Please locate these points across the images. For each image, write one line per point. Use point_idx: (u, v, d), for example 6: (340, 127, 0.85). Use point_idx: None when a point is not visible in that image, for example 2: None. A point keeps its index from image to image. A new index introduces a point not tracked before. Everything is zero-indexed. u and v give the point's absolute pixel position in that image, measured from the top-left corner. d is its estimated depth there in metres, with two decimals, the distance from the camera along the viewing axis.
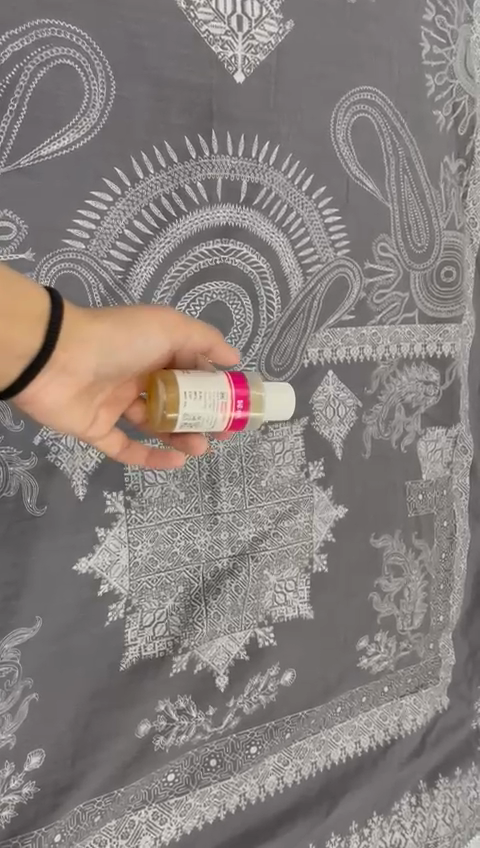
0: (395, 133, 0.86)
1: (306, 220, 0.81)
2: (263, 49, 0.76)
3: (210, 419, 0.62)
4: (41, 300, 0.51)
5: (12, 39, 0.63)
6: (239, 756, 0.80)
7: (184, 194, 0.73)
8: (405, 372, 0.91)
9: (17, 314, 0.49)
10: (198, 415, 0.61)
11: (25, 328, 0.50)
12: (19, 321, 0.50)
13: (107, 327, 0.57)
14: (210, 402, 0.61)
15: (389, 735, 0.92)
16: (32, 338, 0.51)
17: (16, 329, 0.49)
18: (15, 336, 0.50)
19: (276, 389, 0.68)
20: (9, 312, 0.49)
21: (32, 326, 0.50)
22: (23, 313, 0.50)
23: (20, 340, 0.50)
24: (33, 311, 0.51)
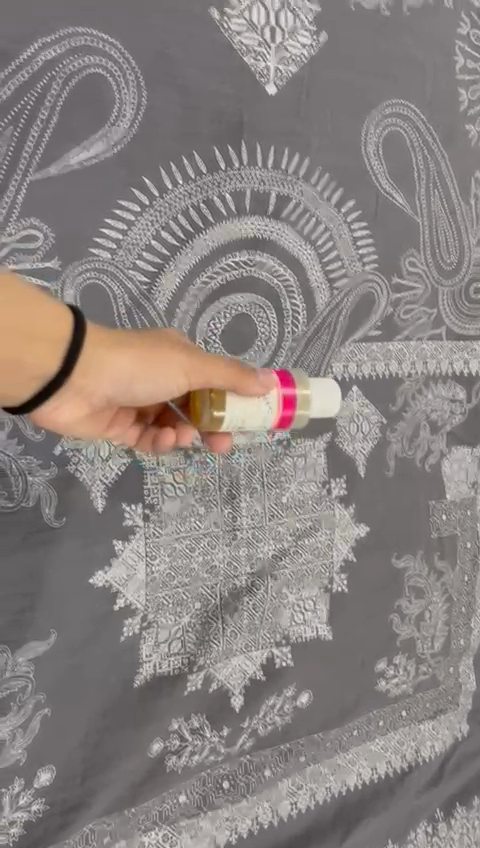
0: (426, 147, 0.85)
1: (334, 234, 0.80)
2: (296, 60, 0.75)
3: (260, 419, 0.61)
4: (66, 321, 0.48)
5: (44, 47, 0.63)
6: (252, 778, 0.78)
7: (212, 205, 0.72)
8: (430, 390, 0.89)
9: (37, 337, 0.46)
10: (245, 417, 0.60)
11: (45, 351, 0.47)
12: (39, 344, 0.46)
13: (130, 359, 0.53)
14: (256, 407, 0.60)
15: (406, 762, 0.90)
16: (50, 359, 0.48)
17: (35, 353, 0.46)
18: (32, 359, 0.47)
19: (328, 387, 0.65)
20: (30, 336, 0.46)
21: (50, 349, 0.47)
22: (43, 337, 0.46)
23: (37, 363, 0.47)
24: (54, 332, 0.47)
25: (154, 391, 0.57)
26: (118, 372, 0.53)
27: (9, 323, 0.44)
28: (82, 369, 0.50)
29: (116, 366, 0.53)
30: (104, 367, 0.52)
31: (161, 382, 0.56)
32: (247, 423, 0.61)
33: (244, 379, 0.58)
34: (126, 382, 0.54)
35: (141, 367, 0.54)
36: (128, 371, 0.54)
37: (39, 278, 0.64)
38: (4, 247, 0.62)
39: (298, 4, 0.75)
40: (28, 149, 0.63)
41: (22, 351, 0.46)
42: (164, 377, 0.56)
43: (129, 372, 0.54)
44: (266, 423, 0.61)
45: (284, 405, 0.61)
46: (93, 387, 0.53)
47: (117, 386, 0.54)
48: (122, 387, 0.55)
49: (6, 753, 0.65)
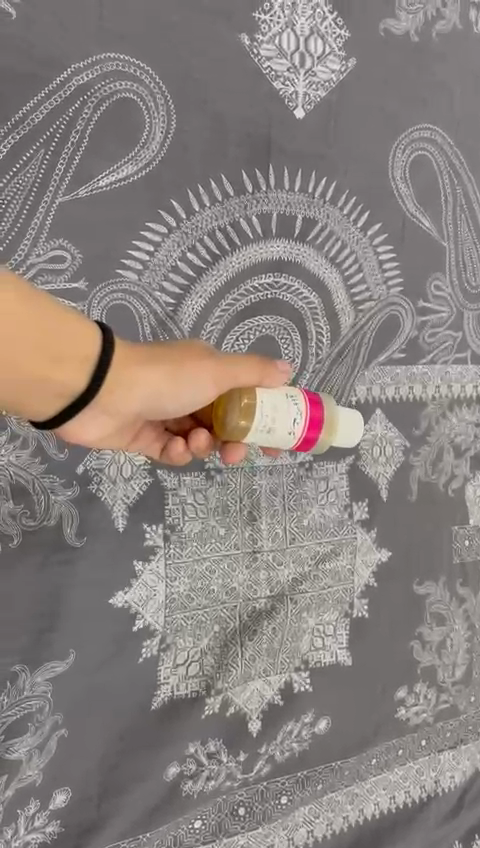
0: (453, 171, 0.84)
1: (360, 257, 0.80)
2: (324, 86, 0.76)
3: (286, 432, 0.60)
4: (92, 338, 0.48)
5: (77, 72, 0.64)
6: (268, 805, 0.77)
7: (238, 228, 0.72)
8: (455, 414, 0.88)
9: (65, 353, 0.46)
10: (272, 428, 0.60)
11: (72, 366, 0.47)
12: (66, 362, 0.46)
13: (157, 374, 0.54)
14: (285, 406, 0.60)
15: (425, 792, 0.88)
16: (76, 378, 0.48)
17: (63, 370, 0.46)
18: (59, 376, 0.47)
19: (348, 417, 0.67)
20: (59, 352, 0.46)
21: (77, 365, 0.47)
22: (71, 354, 0.47)
23: (64, 380, 0.47)
24: (81, 350, 0.47)
25: (181, 403, 0.57)
26: (147, 388, 0.53)
27: (39, 337, 0.44)
28: (110, 388, 0.51)
29: (144, 382, 0.53)
30: (132, 383, 0.52)
31: (187, 389, 0.56)
32: (273, 436, 0.60)
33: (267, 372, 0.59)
34: (154, 396, 0.55)
35: (169, 379, 0.55)
36: (155, 380, 0.54)
37: (66, 299, 0.64)
38: (33, 268, 0.63)
39: (328, 30, 0.76)
40: (58, 171, 0.63)
41: (50, 367, 0.46)
42: (191, 386, 0.56)
43: (157, 386, 0.54)
44: (294, 430, 0.60)
45: (310, 425, 0.61)
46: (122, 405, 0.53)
47: (146, 402, 0.55)
48: (150, 403, 0.55)
49: (22, 773, 0.64)
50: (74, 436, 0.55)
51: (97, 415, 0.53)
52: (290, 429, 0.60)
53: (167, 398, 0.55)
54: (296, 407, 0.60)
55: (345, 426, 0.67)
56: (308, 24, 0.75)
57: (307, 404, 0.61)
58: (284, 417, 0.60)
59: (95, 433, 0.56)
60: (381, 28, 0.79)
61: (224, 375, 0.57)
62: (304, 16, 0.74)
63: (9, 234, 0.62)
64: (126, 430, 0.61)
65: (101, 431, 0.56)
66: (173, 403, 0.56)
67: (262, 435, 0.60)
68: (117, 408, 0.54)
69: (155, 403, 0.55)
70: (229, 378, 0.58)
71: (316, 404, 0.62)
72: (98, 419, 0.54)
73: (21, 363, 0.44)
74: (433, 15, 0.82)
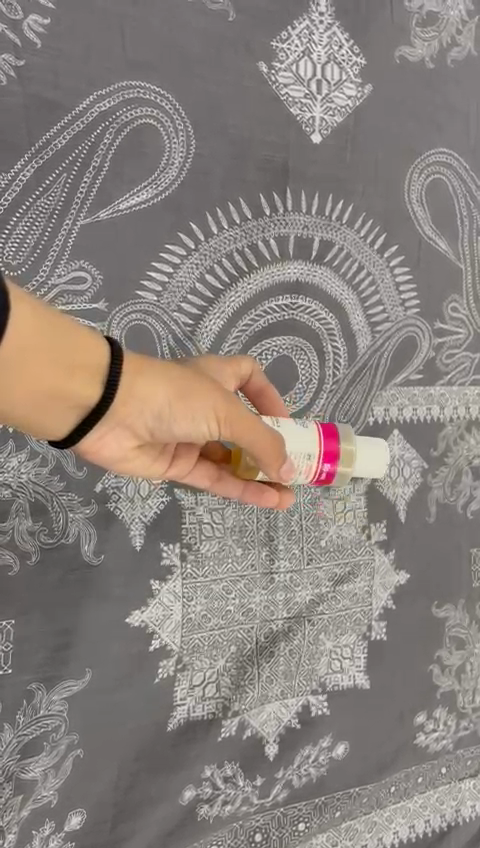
0: (470, 195, 0.85)
1: (377, 278, 0.80)
2: (341, 111, 0.77)
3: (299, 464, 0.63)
4: (103, 349, 0.48)
5: (99, 98, 0.66)
6: (285, 832, 0.76)
7: (256, 250, 0.73)
8: (473, 435, 0.87)
9: (77, 366, 0.46)
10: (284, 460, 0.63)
11: (85, 379, 0.47)
12: (80, 376, 0.47)
13: (174, 396, 0.52)
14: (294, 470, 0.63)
15: (445, 822, 0.86)
16: (89, 391, 0.48)
17: (75, 384, 0.47)
18: (72, 391, 0.47)
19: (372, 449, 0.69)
20: (71, 367, 0.46)
21: (91, 378, 0.48)
22: (83, 368, 0.47)
23: (78, 393, 0.47)
24: (92, 363, 0.47)
25: (196, 429, 0.54)
26: (161, 407, 0.52)
27: (54, 353, 0.45)
28: (124, 398, 0.50)
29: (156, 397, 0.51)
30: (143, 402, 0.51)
31: (203, 416, 0.53)
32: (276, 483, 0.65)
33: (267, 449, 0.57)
34: (163, 420, 0.53)
35: (179, 403, 0.52)
36: (171, 398, 0.52)
37: (85, 319, 0.65)
38: (54, 289, 0.64)
39: (345, 57, 0.77)
40: (79, 195, 0.65)
41: (64, 382, 0.46)
42: (200, 418, 0.53)
43: (166, 410, 0.52)
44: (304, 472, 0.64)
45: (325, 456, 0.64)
46: (134, 421, 0.52)
47: (156, 423, 0.53)
48: (163, 421, 0.53)
49: (37, 793, 0.64)
50: (89, 449, 0.54)
51: (109, 430, 0.53)
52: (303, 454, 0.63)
53: (175, 425, 0.53)
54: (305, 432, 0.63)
55: (371, 457, 0.68)
56: (325, 51, 0.76)
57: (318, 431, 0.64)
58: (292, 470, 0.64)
59: (111, 452, 0.55)
60: (397, 55, 0.80)
61: (233, 418, 0.54)
62: (321, 44, 0.76)
63: (31, 256, 0.63)
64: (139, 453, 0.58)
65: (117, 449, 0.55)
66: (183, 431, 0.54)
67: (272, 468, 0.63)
68: (131, 422, 0.52)
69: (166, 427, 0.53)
70: (237, 427, 0.54)
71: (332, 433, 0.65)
72: (112, 435, 0.53)
73: (35, 380, 0.44)
74: (448, 42, 0.83)
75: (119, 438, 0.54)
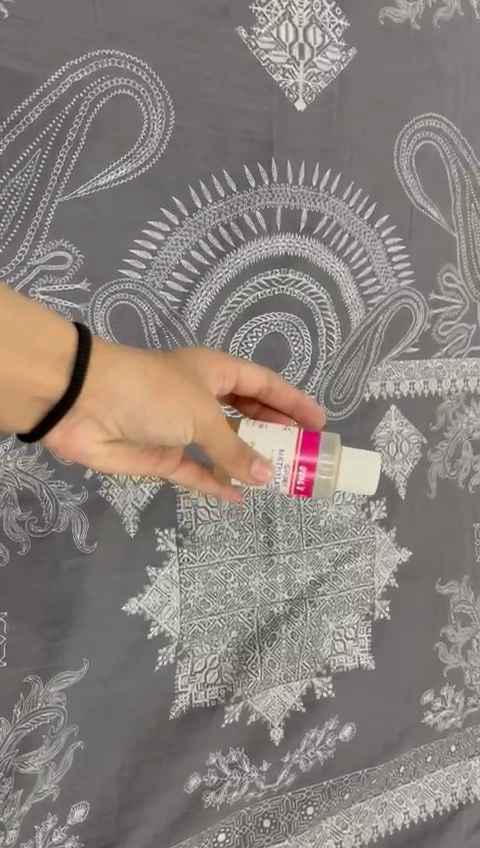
0: (461, 161, 0.82)
1: (368, 250, 0.78)
2: (325, 77, 0.74)
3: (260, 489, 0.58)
4: (68, 334, 0.44)
5: (72, 69, 0.63)
6: (294, 816, 0.75)
7: (242, 223, 0.71)
8: (472, 408, 0.85)
9: (39, 352, 0.43)
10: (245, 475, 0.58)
11: (49, 368, 0.44)
12: (42, 363, 0.43)
13: (143, 394, 0.48)
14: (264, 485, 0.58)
15: (457, 800, 0.85)
16: (56, 380, 0.44)
17: (40, 371, 0.43)
18: (36, 380, 0.44)
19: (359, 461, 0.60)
20: (33, 354, 0.43)
21: (55, 366, 0.44)
22: (45, 355, 0.44)
23: (41, 382, 0.44)
24: (59, 348, 0.44)
25: (164, 432, 0.50)
26: (128, 406, 0.48)
27: (10, 337, 0.42)
28: (92, 390, 0.46)
29: (125, 397, 0.47)
30: (112, 398, 0.47)
31: (175, 421, 0.50)
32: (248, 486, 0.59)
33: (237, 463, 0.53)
34: (134, 418, 0.49)
35: (154, 401, 0.48)
36: (143, 399, 0.48)
37: (67, 301, 0.64)
38: (34, 270, 0.62)
39: (327, 20, 0.74)
40: (56, 172, 0.63)
41: (25, 370, 0.43)
42: (175, 420, 0.50)
43: (138, 408, 0.48)
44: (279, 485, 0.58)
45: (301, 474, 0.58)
46: (103, 417, 0.49)
47: (126, 420, 0.49)
48: (132, 418, 0.49)
49: (38, 788, 0.63)
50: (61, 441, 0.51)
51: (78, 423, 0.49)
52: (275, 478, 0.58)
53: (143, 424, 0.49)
54: (282, 460, 0.57)
55: (354, 469, 0.60)
56: (307, 15, 0.73)
57: (297, 444, 0.58)
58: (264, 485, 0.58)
59: (80, 442, 0.52)
60: (381, 17, 0.77)
61: (208, 425, 0.51)
62: (302, 8, 0.73)
63: (8, 237, 0.61)
64: (113, 453, 0.55)
65: (87, 440, 0.52)
66: (154, 433, 0.50)
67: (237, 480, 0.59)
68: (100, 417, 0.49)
69: (137, 426, 0.50)
70: (211, 431, 0.51)
71: (312, 444, 0.58)
72: (81, 424, 0.50)
73: None
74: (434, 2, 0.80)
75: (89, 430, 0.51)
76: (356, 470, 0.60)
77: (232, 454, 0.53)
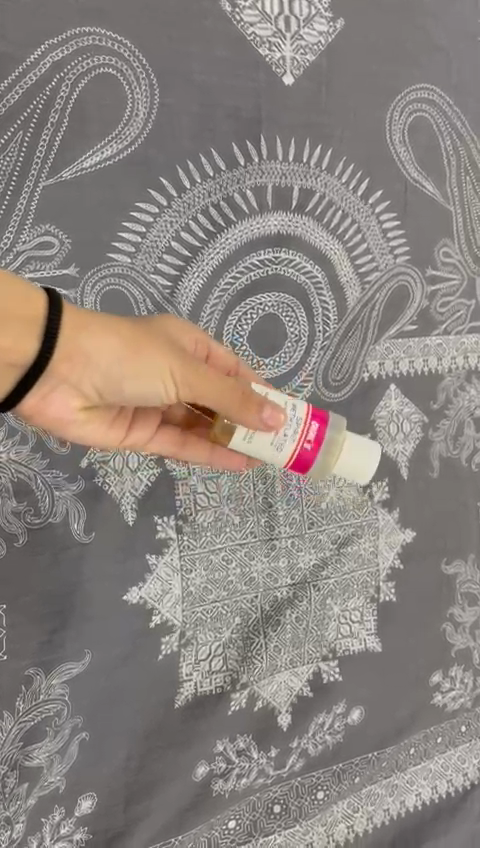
0: (455, 132, 0.81)
1: (363, 226, 0.76)
2: (312, 49, 0.73)
3: (271, 457, 0.55)
4: (36, 298, 0.45)
5: (51, 48, 0.61)
6: (305, 802, 0.74)
7: (232, 203, 0.70)
8: (473, 385, 0.84)
9: (7, 316, 0.43)
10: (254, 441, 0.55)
11: (19, 331, 0.44)
12: (12, 325, 0.44)
13: (116, 349, 0.49)
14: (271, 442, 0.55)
15: (468, 780, 0.84)
16: (28, 343, 0.45)
17: (11, 334, 0.44)
18: (8, 343, 0.43)
19: (360, 453, 0.59)
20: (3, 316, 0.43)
21: (26, 329, 0.44)
22: (14, 317, 0.44)
23: (13, 345, 0.44)
24: (28, 312, 0.45)
25: (143, 389, 0.50)
26: (104, 364, 0.48)
27: None
28: (66, 350, 0.46)
29: (99, 355, 0.48)
30: (86, 357, 0.47)
31: (152, 375, 0.50)
32: (255, 446, 0.55)
33: (243, 405, 0.51)
34: (111, 376, 0.49)
35: (129, 356, 0.49)
36: (117, 355, 0.49)
37: (56, 287, 0.62)
38: (21, 256, 0.61)
39: None
40: (39, 155, 0.61)
41: None
42: (152, 374, 0.50)
43: (114, 367, 0.49)
44: (284, 447, 0.55)
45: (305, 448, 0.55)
46: (80, 380, 0.49)
47: (104, 380, 0.49)
48: (109, 378, 0.49)
49: (44, 781, 0.62)
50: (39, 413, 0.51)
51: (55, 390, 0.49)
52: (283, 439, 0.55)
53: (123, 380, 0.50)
54: (293, 419, 0.55)
55: (357, 456, 0.59)
56: None
57: (309, 416, 0.56)
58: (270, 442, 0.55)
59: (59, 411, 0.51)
60: None
61: (187, 376, 0.51)
62: None
63: None
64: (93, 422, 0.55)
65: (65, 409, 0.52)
66: (133, 390, 0.51)
67: (242, 448, 0.56)
68: (76, 381, 0.49)
69: (115, 385, 0.50)
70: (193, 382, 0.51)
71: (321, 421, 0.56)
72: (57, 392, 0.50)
73: None
74: None
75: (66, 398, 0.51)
76: (355, 457, 0.59)
77: (229, 398, 0.51)
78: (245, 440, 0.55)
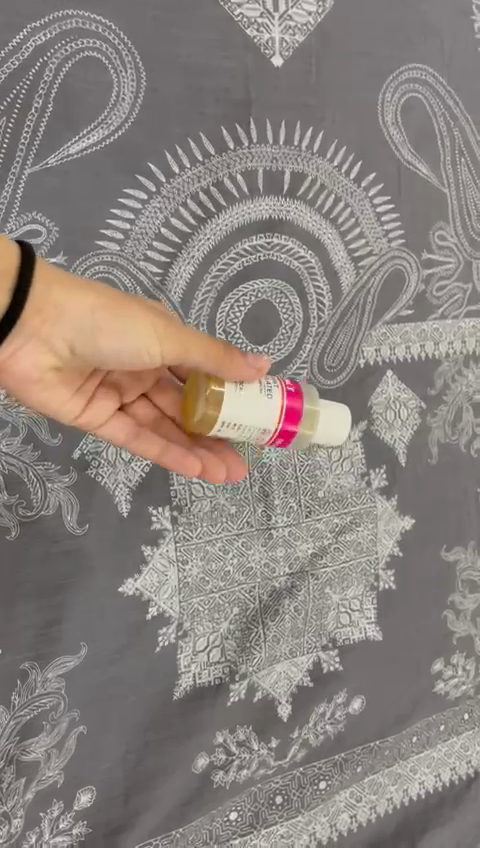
0: (449, 112, 0.79)
1: (356, 210, 0.75)
2: (301, 29, 0.71)
3: (263, 416, 0.57)
4: (11, 252, 0.46)
5: (34, 32, 0.60)
6: (306, 792, 0.74)
7: (222, 187, 0.68)
8: (471, 370, 0.83)
9: None
10: (242, 406, 0.57)
11: None
12: None
13: (95, 303, 0.50)
14: (257, 403, 0.57)
15: (472, 768, 0.84)
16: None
17: None
18: None
19: (332, 417, 0.64)
20: None
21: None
22: None
23: None
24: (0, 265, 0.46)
25: (122, 345, 0.52)
26: (82, 317, 0.50)
27: None
28: (44, 297, 0.48)
29: (77, 307, 0.50)
30: (64, 308, 0.49)
31: (131, 333, 0.51)
32: (244, 413, 0.57)
33: (225, 355, 0.54)
34: (89, 330, 0.51)
35: (108, 312, 0.51)
36: (96, 310, 0.50)
37: None
38: None
39: None
40: (23, 141, 0.60)
41: None
42: (131, 332, 0.51)
43: (92, 322, 0.50)
44: (271, 406, 0.58)
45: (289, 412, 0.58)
46: (57, 334, 0.50)
47: (81, 335, 0.51)
48: (87, 332, 0.51)
49: (42, 775, 0.62)
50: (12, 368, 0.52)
51: (31, 344, 0.50)
52: (267, 401, 0.57)
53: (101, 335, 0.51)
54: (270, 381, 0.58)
55: (331, 421, 0.64)
56: None
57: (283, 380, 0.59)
58: (258, 405, 0.57)
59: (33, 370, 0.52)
60: None
61: (167, 335, 0.52)
62: None
63: None
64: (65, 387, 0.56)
65: (41, 368, 0.53)
66: (111, 347, 0.52)
67: (233, 417, 0.57)
68: (53, 334, 0.50)
69: (94, 341, 0.51)
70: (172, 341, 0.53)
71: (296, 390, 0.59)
72: (34, 348, 0.51)
73: None
74: None
75: (42, 355, 0.52)
76: (329, 422, 0.64)
77: (211, 352, 0.54)
78: (233, 405, 0.57)
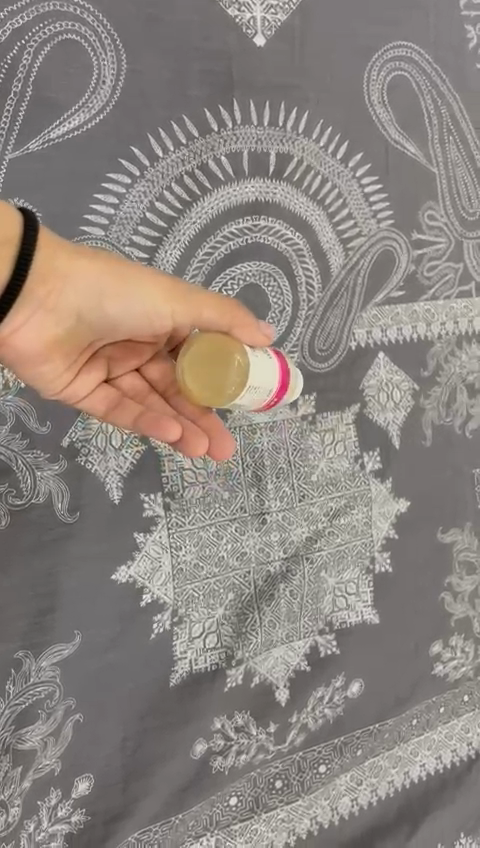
0: (435, 90, 0.78)
1: (344, 191, 0.75)
2: (284, 8, 0.71)
3: (273, 380, 0.60)
4: (12, 221, 0.48)
5: (11, 15, 0.60)
6: (306, 776, 0.74)
7: (207, 170, 0.68)
8: (464, 350, 0.82)
9: None
10: (260, 369, 0.58)
11: None
12: None
13: (100, 265, 0.53)
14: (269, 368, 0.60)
15: (473, 749, 0.83)
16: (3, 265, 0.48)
17: None
18: None
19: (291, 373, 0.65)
20: None
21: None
22: None
23: None
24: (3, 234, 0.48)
25: (129, 304, 0.54)
26: (88, 279, 0.52)
27: None
28: (49, 261, 0.50)
29: (83, 269, 0.52)
30: (70, 271, 0.51)
31: (137, 291, 0.54)
32: (264, 375, 0.59)
33: (234, 311, 0.57)
34: (95, 292, 0.53)
35: (112, 272, 0.53)
36: (101, 271, 0.53)
37: None
38: None
39: None
40: (3, 126, 0.59)
41: None
42: (136, 290, 0.54)
43: (98, 283, 0.53)
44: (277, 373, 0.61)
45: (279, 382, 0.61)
46: (64, 298, 0.52)
47: (88, 297, 0.53)
48: (94, 293, 0.53)
49: (39, 763, 0.62)
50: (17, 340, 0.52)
51: (38, 310, 0.52)
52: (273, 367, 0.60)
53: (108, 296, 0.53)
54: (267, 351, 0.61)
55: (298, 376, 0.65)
56: None
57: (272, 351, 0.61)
58: (268, 368, 0.59)
59: (39, 339, 0.53)
60: None
61: (173, 292, 0.55)
62: None
63: None
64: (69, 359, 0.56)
65: (47, 337, 0.53)
66: (119, 307, 0.54)
67: (256, 382, 0.58)
68: (60, 299, 0.52)
69: (100, 303, 0.54)
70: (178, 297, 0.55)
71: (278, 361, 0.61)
72: (40, 316, 0.52)
73: None
74: None
75: (49, 323, 0.53)
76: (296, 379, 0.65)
77: (218, 306, 0.56)
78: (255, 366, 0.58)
